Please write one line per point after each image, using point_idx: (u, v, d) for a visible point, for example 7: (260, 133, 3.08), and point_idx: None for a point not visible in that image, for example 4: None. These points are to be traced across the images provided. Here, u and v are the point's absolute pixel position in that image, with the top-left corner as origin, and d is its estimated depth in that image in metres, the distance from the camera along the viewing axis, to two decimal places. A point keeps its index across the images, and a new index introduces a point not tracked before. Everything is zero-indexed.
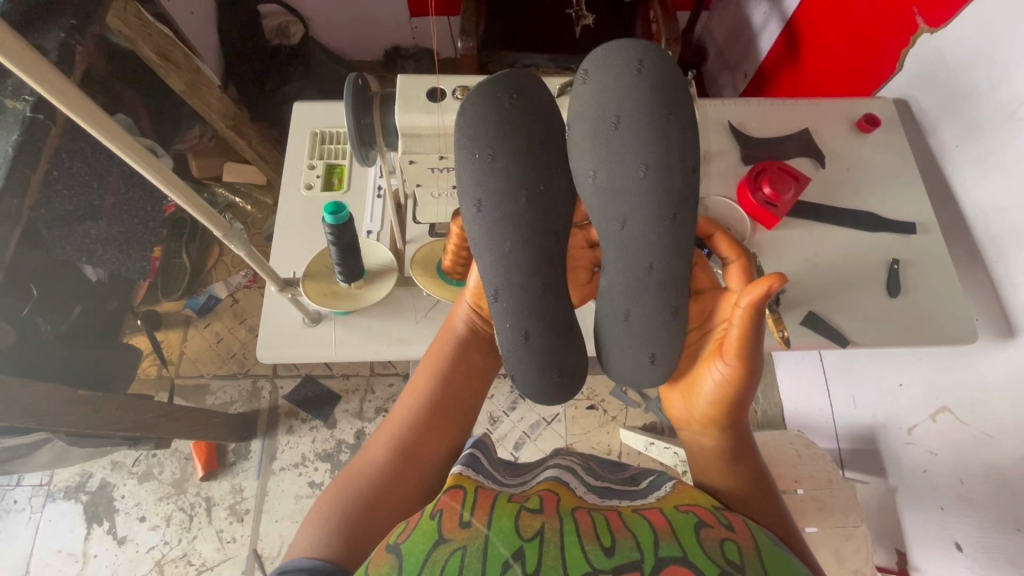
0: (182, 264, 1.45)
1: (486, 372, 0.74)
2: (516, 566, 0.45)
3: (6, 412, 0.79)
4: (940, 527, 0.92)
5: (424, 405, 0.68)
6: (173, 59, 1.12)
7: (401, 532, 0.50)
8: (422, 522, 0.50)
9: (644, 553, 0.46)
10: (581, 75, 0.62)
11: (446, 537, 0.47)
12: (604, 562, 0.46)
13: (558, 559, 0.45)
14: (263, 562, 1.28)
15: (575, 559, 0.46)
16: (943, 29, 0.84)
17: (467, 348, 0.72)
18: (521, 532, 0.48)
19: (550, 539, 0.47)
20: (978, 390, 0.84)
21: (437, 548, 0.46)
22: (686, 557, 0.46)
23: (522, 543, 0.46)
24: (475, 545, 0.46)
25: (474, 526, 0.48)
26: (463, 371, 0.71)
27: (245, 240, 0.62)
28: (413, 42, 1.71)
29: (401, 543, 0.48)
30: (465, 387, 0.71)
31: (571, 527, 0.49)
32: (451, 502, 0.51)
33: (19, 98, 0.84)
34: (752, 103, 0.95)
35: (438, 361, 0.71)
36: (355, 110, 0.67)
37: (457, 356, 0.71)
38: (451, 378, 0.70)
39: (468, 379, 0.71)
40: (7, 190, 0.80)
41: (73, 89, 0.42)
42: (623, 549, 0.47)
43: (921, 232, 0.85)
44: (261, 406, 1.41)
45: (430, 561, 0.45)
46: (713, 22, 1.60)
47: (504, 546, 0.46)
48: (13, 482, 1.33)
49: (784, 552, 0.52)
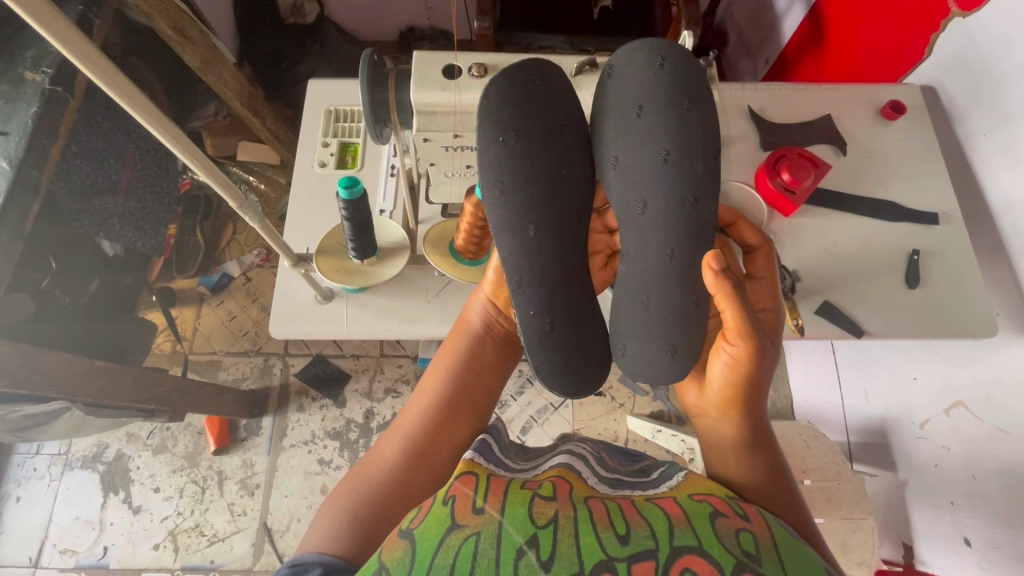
0: (196, 242, 1.46)
1: (501, 367, 0.74)
2: (530, 552, 0.45)
3: (26, 379, 0.81)
4: (949, 522, 0.92)
5: (438, 400, 0.68)
6: (189, 34, 1.11)
7: (414, 517, 0.51)
8: (435, 508, 0.50)
9: (658, 541, 0.47)
10: (605, 70, 0.63)
11: (459, 522, 0.48)
12: (619, 551, 0.46)
13: (573, 546, 0.46)
14: (272, 534, 1.31)
15: (589, 545, 0.46)
16: (975, 13, 0.81)
17: (480, 344, 0.72)
18: (534, 518, 0.48)
19: (564, 527, 0.47)
20: (995, 386, 0.82)
21: (450, 534, 0.47)
22: (701, 546, 0.46)
23: (536, 530, 0.47)
24: (489, 531, 0.47)
25: (487, 513, 0.48)
26: (476, 367, 0.71)
27: (259, 213, 0.62)
28: (427, 22, 1.70)
29: (414, 529, 0.49)
30: (479, 383, 0.71)
31: (585, 514, 0.49)
32: (464, 488, 0.52)
33: (38, 70, 0.85)
34: (774, 88, 0.93)
35: (453, 355, 0.72)
36: (370, 86, 0.66)
37: (471, 351, 0.71)
38: (466, 372, 0.70)
39: (482, 374, 0.72)
40: (27, 161, 0.80)
41: (91, 45, 0.42)
42: (638, 538, 0.47)
43: (943, 223, 0.83)
44: (272, 383, 1.43)
45: (445, 547, 0.46)
46: (734, 7, 1.56)
47: (518, 532, 0.46)
48: (33, 450, 1.37)
49: (799, 543, 0.51)
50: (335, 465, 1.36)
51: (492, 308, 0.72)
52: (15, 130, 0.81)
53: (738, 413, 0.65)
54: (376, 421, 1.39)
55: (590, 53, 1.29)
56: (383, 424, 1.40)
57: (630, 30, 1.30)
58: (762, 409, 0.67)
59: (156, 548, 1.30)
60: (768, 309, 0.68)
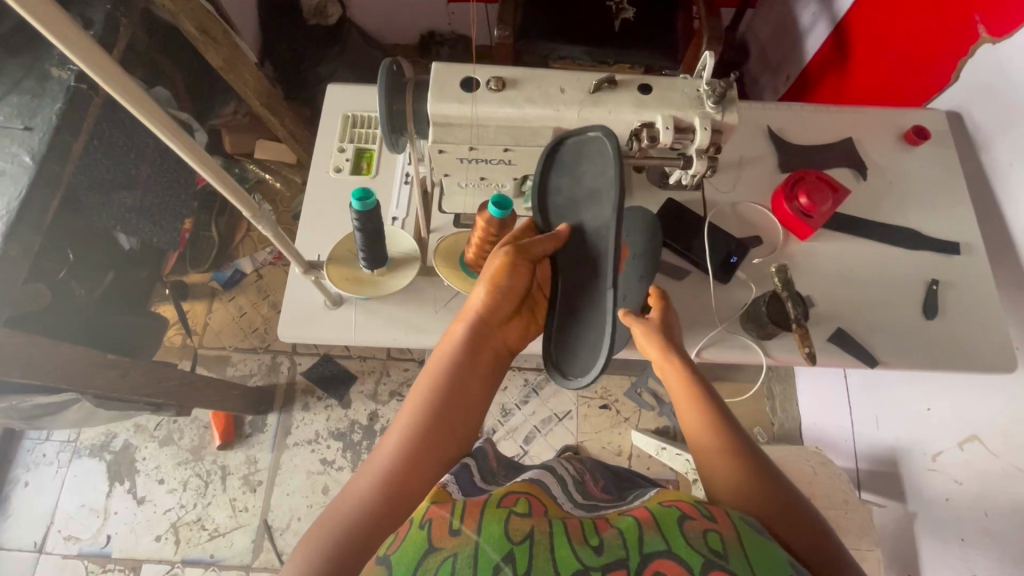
0: (210, 237, 1.47)
1: (496, 373, 0.66)
2: (507, 569, 0.44)
3: (38, 371, 0.82)
4: (958, 558, 0.89)
5: (427, 415, 0.60)
6: (213, 34, 1.12)
7: (390, 542, 0.49)
8: (412, 531, 0.48)
9: (631, 551, 0.46)
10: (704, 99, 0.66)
11: (436, 545, 0.46)
12: (594, 560, 0.45)
13: (549, 561, 0.44)
14: (272, 532, 1.31)
15: (565, 558, 0.45)
16: (1005, 40, 0.80)
17: (484, 335, 0.65)
18: (510, 535, 0.46)
19: (539, 542, 0.46)
20: (1011, 422, 0.80)
21: (428, 557, 0.45)
22: (670, 550, 0.45)
23: (512, 546, 0.45)
24: (466, 552, 0.45)
25: (464, 534, 0.46)
26: (478, 360, 0.64)
27: (272, 221, 0.62)
28: (448, 27, 1.70)
29: (390, 554, 0.47)
30: (481, 375, 0.64)
31: (560, 529, 0.48)
32: (439, 510, 0.49)
33: (64, 67, 0.86)
34: (794, 108, 0.91)
35: (440, 367, 0.63)
36: (387, 94, 0.66)
37: (472, 344, 0.64)
38: (466, 366, 0.63)
39: (475, 387, 0.63)
40: (49, 156, 0.82)
41: (102, 53, 0.42)
42: (610, 547, 0.46)
43: (964, 253, 0.82)
44: (279, 380, 1.44)
45: (423, 570, 0.44)
46: (758, 21, 1.54)
47: (493, 550, 0.45)
48: (43, 436, 1.39)
49: (771, 543, 0.50)
50: (337, 466, 1.36)
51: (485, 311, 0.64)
52: (40, 126, 0.83)
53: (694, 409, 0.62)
54: (380, 423, 1.40)
55: (610, 64, 1.29)
56: (386, 426, 1.40)
57: (651, 42, 1.29)
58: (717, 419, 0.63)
59: (158, 539, 1.31)
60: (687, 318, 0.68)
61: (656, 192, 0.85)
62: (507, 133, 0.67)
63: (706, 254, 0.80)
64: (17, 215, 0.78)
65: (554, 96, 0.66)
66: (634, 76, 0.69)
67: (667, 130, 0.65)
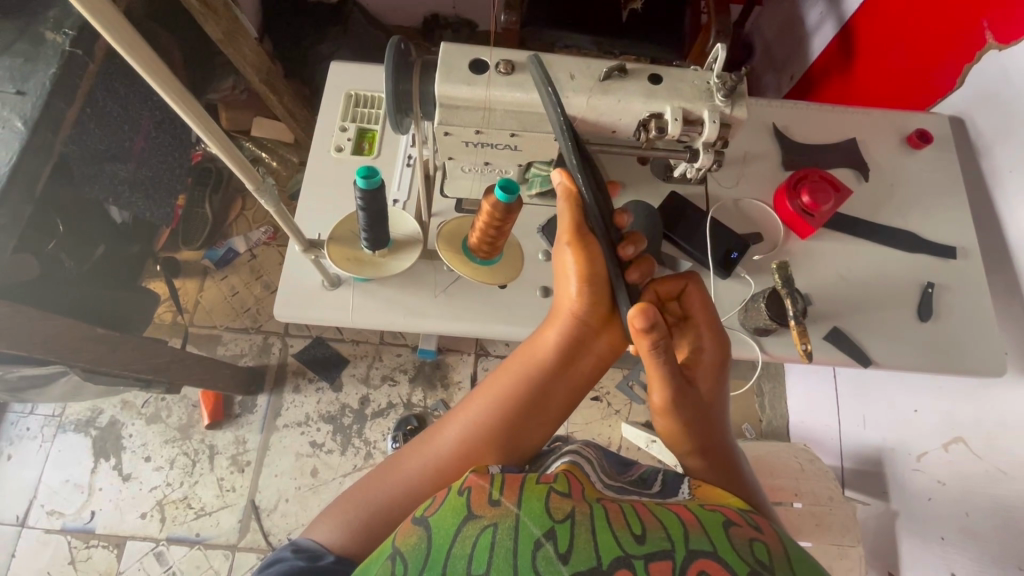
0: (204, 214, 1.45)
1: (577, 387, 0.64)
2: (548, 546, 0.40)
3: (26, 341, 0.81)
4: (938, 556, 0.91)
5: (496, 415, 0.60)
6: (212, 5, 1.09)
7: (429, 505, 0.46)
8: (450, 497, 0.45)
9: (675, 542, 0.41)
10: (718, 87, 0.65)
11: (476, 512, 0.43)
12: (635, 547, 0.40)
13: (590, 545, 0.40)
14: (260, 513, 1.31)
15: (606, 541, 0.41)
16: (1011, 47, 0.80)
17: (571, 344, 0.62)
18: (552, 512, 0.43)
19: (580, 522, 0.42)
20: (996, 425, 0.82)
21: (466, 524, 0.42)
22: (717, 551, 0.41)
23: (553, 524, 0.41)
24: (506, 523, 0.42)
25: (504, 505, 0.43)
26: (560, 365, 0.62)
27: (275, 195, 0.60)
28: (453, 11, 1.68)
29: (429, 516, 0.44)
30: (555, 384, 0.63)
31: (601, 513, 0.44)
32: (480, 480, 0.46)
33: (60, 31, 0.84)
34: (800, 107, 0.91)
35: (518, 377, 0.62)
36: (395, 73, 0.65)
37: (560, 346, 0.62)
38: (546, 373, 0.62)
39: (544, 412, 0.62)
40: (42, 123, 0.80)
41: (111, 9, 0.40)
42: (653, 537, 0.42)
43: (960, 257, 0.83)
44: (270, 362, 1.43)
45: (461, 536, 0.41)
46: (764, 19, 1.53)
47: (534, 525, 0.41)
48: (27, 410, 1.37)
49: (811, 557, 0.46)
50: (326, 449, 1.36)
51: (570, 335, 0.62)
52: (33, 91, 0.80)
53: (676, 414, 0.63)
54: (371, 408, 1.40)
55: (616, 56, 1.28)
56: (377, 411, 1.40)
57: (658, 35, 1.28)
58: (705, 425, 0.65)
59: (143, 516, 1.30)
60: (701, 317, 0.66)
61: (659, 185, 0.85)
62: (516, 118, 0.66)
63: (707, 249, 0.80)
64: (7, 183, 0.76)
65: (564, 83, 0.65)
66: (644, 65, 0.68)
67: (675, 121, 0.65)
